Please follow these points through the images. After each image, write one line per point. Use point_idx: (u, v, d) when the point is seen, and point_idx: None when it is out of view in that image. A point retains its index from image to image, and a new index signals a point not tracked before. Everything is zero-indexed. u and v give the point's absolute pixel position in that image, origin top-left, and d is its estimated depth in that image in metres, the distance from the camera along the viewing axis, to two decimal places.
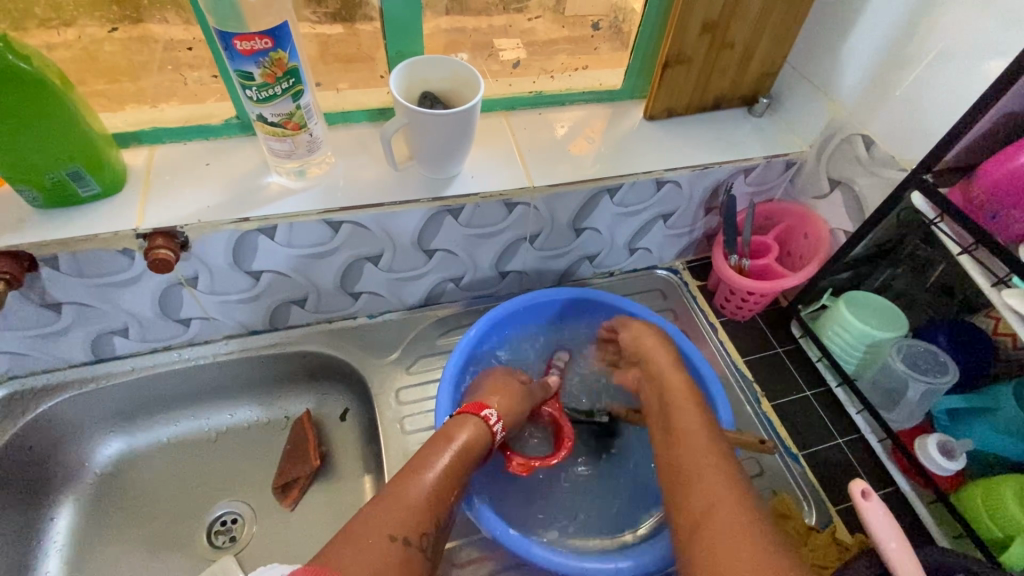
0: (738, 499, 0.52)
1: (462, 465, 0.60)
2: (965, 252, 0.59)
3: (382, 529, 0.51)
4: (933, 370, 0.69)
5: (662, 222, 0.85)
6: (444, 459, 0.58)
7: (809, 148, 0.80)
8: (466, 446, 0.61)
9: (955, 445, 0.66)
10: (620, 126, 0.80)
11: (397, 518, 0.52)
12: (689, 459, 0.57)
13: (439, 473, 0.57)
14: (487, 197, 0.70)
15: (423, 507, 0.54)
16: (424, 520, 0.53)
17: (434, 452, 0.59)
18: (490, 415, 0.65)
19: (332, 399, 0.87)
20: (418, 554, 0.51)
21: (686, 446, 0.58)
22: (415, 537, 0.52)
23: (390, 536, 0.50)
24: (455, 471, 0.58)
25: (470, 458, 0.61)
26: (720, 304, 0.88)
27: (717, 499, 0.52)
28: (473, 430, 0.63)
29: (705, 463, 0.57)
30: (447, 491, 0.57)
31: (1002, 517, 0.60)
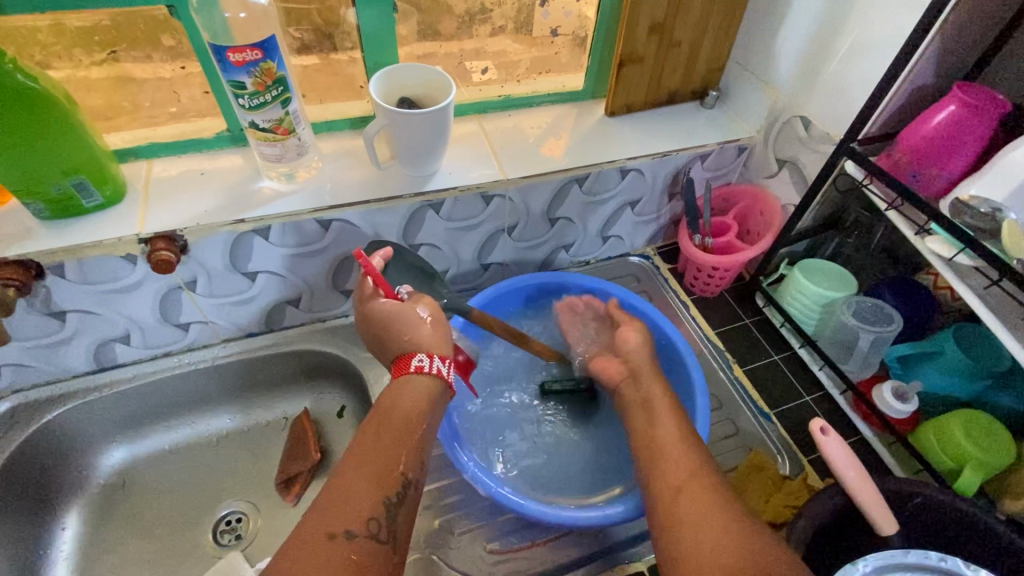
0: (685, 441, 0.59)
1: (406, 436, 0.58)
2: (891, 208, 0.66)
3: (326, 529, 0.50)
4: (880, 321, 0.74)
5: (630, 210, 0.91)
6: (384, 445, 0.57)
7: (756, 133, 0.88)
8: (404, 413, 0.59)
9: (907, 388, 0.72)
10: (585, 123, 0.87)
11: (340, 516, 0.51)
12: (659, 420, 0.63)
13: (383, 459, 0.55)
14: (465, 190, 0.75)
15: (370, 491, 0.53)
16: (369, 505, 0.52)
17: (374, 435, 0.57)
18: (422, 362, 0.63)
19: (328, 397, 0.91)
20: (376, 544, 0.51)
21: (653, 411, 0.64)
22: (359, 527, 0.50)
23: (329, 533, 0.49)
24: (395, 444, 0.57)
25: (412, 421, 0.59)
26: (689, 283, 0.95)
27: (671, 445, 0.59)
28: (412, 396, 0.61)
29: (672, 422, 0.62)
30: (391, 465, 0.55)
31: (954, 449, 0.66)
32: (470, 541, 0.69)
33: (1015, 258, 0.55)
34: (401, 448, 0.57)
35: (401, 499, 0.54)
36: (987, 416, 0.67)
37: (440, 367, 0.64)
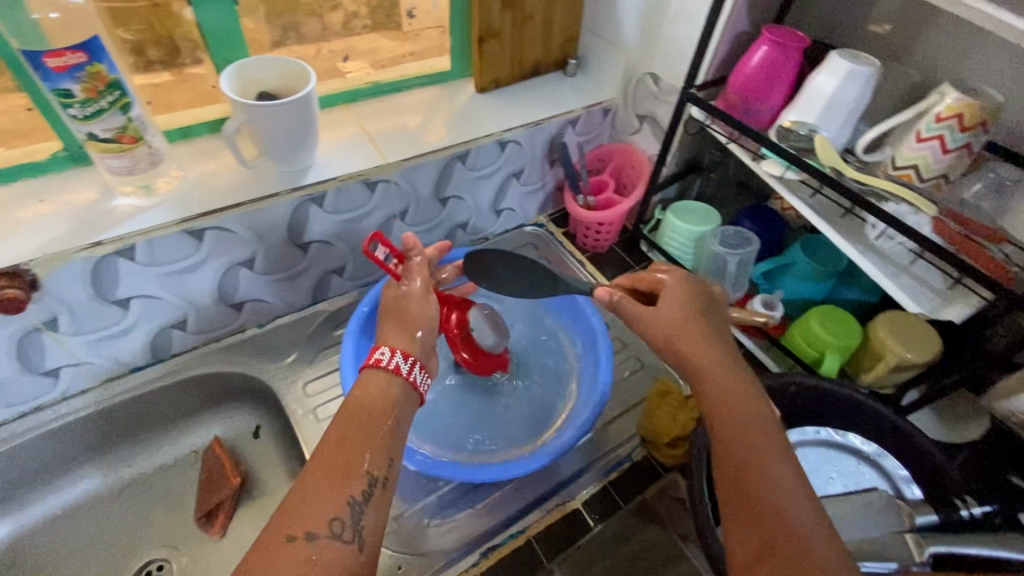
0: (767, 442, 0.48)
1: (374, 432, 0.50)
2: (732, 141, 0.75)
3: (283, 535, 0.43)
4: (741, 243, 0.84)
5: (516, 181, 0.95)
6: (349, 435, 0.49)
7: (616, 94, 0.95)
8: (372, 408, 0.51)
9: (774, 299, 0.83)
10: (457, 102, 0.89)
11: (299, 516, 0.44)
12: (739, 416, 0.50)
13: (349, 461, 0.47)
14: (345, 180, 0.74)
15: (331, 490, 0.45)
16: (333, 504, 0.45)
17: (343, 431, 0.49)
18: (382, 356, 0.55)
19: (240, 419, 0.87)
20: (345, 545, 0.44)
21: (722, 405, 0.51)
22: (322, 528, 0.44)
23: (289, 535, 0.43)
24: (367, 441, 0.49)
25: (379, 417, 0.51)
26: (582, 242, 1.01)
27: (746, 448, 0.48)
28: (376, 388, 0.53)
29: (751, 417, 0.50)
30: (355, 464, 0.47)
31: (814, 341, 0.77)
32: (410, 522, 0.69)
33: (829, 166, 0.64)
34: (371, 444, 0.49)
35: (369, 498, 0.47)
36: (836, 308, 0.79)
37: (402, 364, 0.55)
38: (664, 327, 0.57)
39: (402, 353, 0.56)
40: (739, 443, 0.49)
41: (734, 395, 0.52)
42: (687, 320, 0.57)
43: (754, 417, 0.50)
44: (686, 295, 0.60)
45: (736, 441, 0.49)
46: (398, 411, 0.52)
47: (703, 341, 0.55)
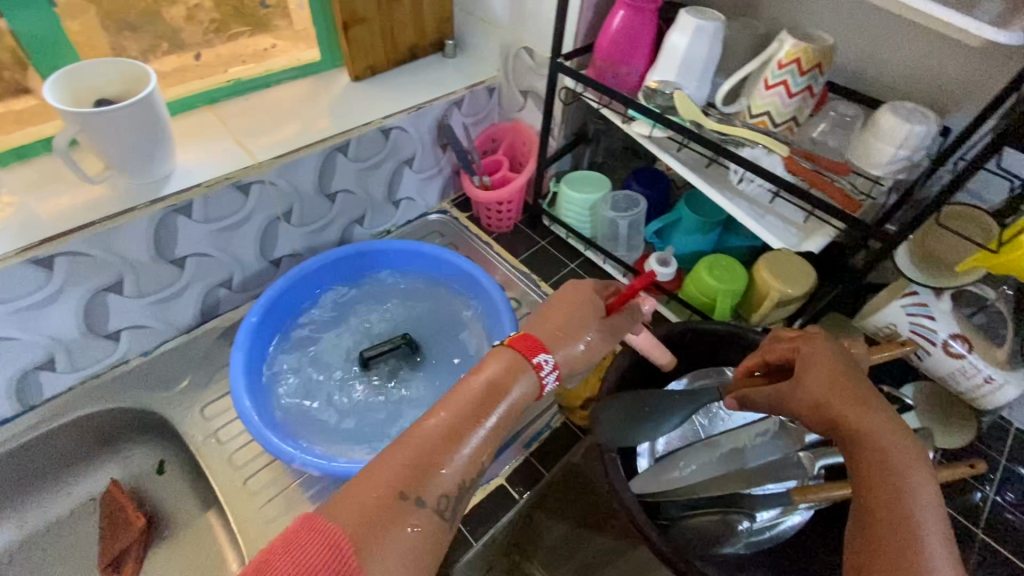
0: (923, 505, 0.40)
1: (491, 412, 0.45)
2: (604, 106, 0.76)
3: (380, 496, 0.40)
4: (629, 206, 0.87)
5: (409, 168, 0.92)
6: (453, 406, 0.45)
7: (498, 72, 0.94)
8: (489, 387, 0.46)
9: (667, 254, 0.86)
10: (331, 93, 0.85)
11: (388, 475, 0.41)
12: (883, 467, 0.42)
13: (460, 430, 0.44)
14: (211, 185, 0.69)
15: (433, 450, 0.42)
16: (446, 478, 0.42)
17: (472, 406, 0.45)
18: (543, 361, 0.49)
19: (141, 457, 0.81)
20: (432, 520, 0.40)
21: (873, 459, 0.42)
22: (430, 497, 0.41)
23: (401, 492, 0.40)
24: (486, 420, 0.45)
25: (497, 401, 0.46)
26: (486, 224, 1.01)
27: (891, 501, 0.40)
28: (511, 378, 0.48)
29: (906, 471, 0.41)
30: (460, 432, 0.43)
31: (706, 289, 0.81)
32: None
33: (689, 121, 0.68)
34: (492, 431, 0.45)
35: (468, 485, 0.43)
36: (721, 255, 0.83)
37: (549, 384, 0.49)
38: (810, 389, 0.46)
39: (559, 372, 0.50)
40: (880, 489, 0.41)
41: (912, 472, 0.41)
42: (843, 388, 0.45)
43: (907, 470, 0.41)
44: (833, 353, 0.48)
45: (881, 492, 0.41)
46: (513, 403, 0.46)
47: (836, 384, 0.45)
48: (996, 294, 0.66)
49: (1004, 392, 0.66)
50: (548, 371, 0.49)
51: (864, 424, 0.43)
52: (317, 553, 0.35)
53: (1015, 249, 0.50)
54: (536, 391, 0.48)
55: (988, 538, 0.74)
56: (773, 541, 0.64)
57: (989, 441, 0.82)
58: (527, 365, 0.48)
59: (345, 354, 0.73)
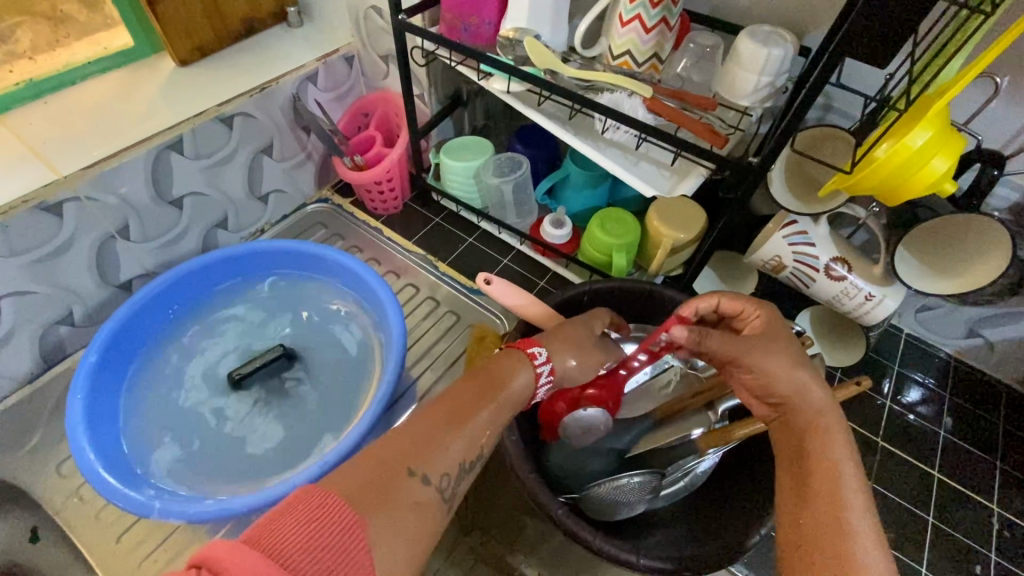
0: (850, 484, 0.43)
1: (494, 399, 0.47)
2: (458, 64, 0.69)
3: (393, 469, 0.41)
4: (514, 169, 0.82)
5: (268, 158, 0.82)
6: (457, 397, 0.47)
7: (352, 38, 0.85)
8: (501, 384, 0.49)
9: (559, 215, 0.82)
10: (153, 83, 0.74)
11: (393, 452, 0.42)
12: (817, 446, 0.45)
13: (464, 413, 0.46)
14: (8, 211, 0.59)
15: (438, 434, 0.44)
16: (449, 461, 0.43)
17: (480, 389, 0.48)
18: (541, 359, 0.52)
19: (6, 530, 0.71)
20: (434, 498, 0.41)
21: (811, 443, 0.45)
22: (435, 476, 0.42)
23: (409, 470, 0.41)
24: (499, 408, 0.47)
25: (491, 388, 0.48)
26: (372, 208, 0.93)
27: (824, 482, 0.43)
28: (516, 374, 0.50)
29: (836, 450, 0.45)
30: (466, 416, 0.46)
31: (600, 246, 0.78)
32: None
33: (544, 70, 0.62)
34: (495, 420, 0.47)
35: (468, 465, 0.44)
36: (613, 209, 0.80)
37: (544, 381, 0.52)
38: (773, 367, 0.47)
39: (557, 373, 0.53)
40: (817, 472, 0.44)
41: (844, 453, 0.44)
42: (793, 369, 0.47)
43: (829, 433, 0.45)
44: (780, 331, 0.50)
45: (819, 473, 0.44)
46: (514, 391, 0.49)
47: (784, 357, 0.47)
48: (866, 215, 0.63)
49: (884, 306, 0.67)
50: (544, 368, 0.52)
51: (801, 395, 0.47)
52: (326, 524, 0.35)
53: (867, 165, 0.48)
54: (533, 385, 0.51)
55: (888, 444, 0.78)
56: (690, 489, 0.63)
57: (884, 350, 0.85)
58: (525, 358, 0.52)
59: (215, 376, 0.66)
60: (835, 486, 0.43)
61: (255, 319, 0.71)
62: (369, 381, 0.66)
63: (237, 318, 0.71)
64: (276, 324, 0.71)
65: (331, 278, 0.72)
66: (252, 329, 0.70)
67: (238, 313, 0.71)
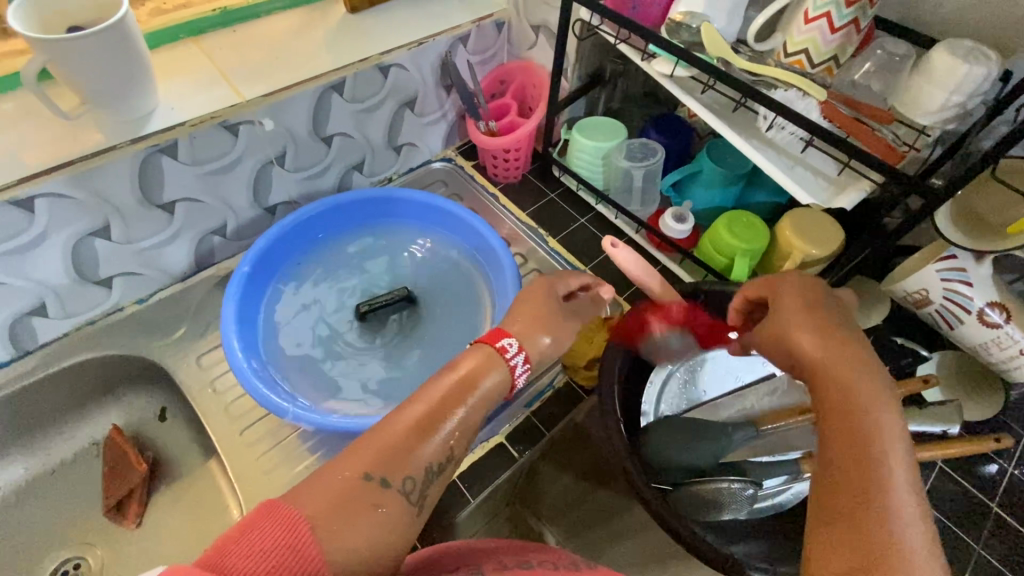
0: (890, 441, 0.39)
1: (458, 401, 0.44)
2: (620, 41, 0.69)
3: (351, 471, 0.39)
4: (648, 156, 0.81)
5: (410, 111, 0.86)
6: (426, 405, 0.43)
7: (508, 4, 0.86)
8: (463, 379, 0.45)
9: (684, 210, 0.80)
10: (327, 25, 0.78)
11: (359, 456, 0.40)
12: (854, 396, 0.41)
13: (433, 420, 0.43)
14: (197, 123, 0.65)
15: (391, 445, 0.41)
16: (414, 464, 0.41)
17: (446, 395, 0.44)
18: (506, 344, 0.50)
19: (143, 403, 0.81)
20: (399, 504, 0.39)
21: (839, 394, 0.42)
22: (393, 479, 0.40)
23: (364, 475, 0.39)
24: (469, 413, 0.44)
25: (465, 390, 0.45)
26: (493, 174, 0.95)
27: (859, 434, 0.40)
28: (491, 378, 0.47)
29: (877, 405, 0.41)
30: (429, 425, 0.43)
31: (723, 247, 0.76)
32: None
33: (717, 58, 0.61)
34: (465, 421, 0.44)
35: (439, 470, 0.42)
36: (743, 213, 0.77)
37: (519, 368, 0.49)
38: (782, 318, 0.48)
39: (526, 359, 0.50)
40: (850, 426, 0.40)
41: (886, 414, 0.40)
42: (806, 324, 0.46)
43: (884, 424, 0.40)
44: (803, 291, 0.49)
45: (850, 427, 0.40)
46: (485, 395, 0.46)
47: (801, 316, 0.47)
48: None
49: None
50: (512, 353, 0.49)
51: (822, 359, 0.44)
52: (276, 525, 0.34)
53: None
54: (507, 378, 0.48)
55: (1001, 512, 0.72)
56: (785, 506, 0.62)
57: None
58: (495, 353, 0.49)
59: (338, 307, 0.71)
60: (885, 485, 0.37)
61: (379, 260, 0.76)
62: (481, 314, 0.71)
63: (363, 257, 0.75)
64: (397, 268, 0.75)
65: (454, 232, 0.75)
66: (375, 269, 0.75)
67: (364, 253, 0.76)
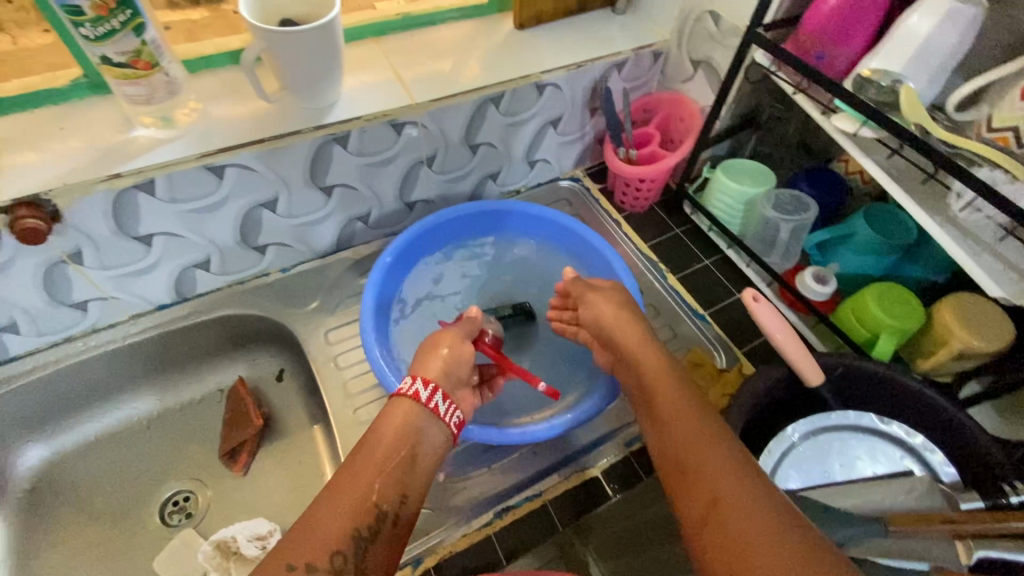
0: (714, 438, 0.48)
1: (383, 468, 0.49)
2: (798, 91, 0.66)
3: (286, 554, 0.42)
4: (798, 210, 0.77)
5: (553, 129, 0.88)
6: (358, 480, 0.48)
7: (670, 35, 0.85)
8: (390, 441, 0.51)
9: (826, 272, 0.76)
10: (494, 38, 0.81)
11: (304, 543, 0.43)
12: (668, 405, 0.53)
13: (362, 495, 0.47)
14: (370, 120, 0.69)
15: (336, 526, 0.44)
16: (339, 536, 0.44)
17: (371, 466, 0.49)
18: (404, 386, 0.57)
19: (265, 361, 0.87)
20: None
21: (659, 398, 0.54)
22: (323, 560, 0.43)
23: (289, 564, 0.42)
24: (396, 476, 0.50)
25: (398, 446, 0.51)
26: (620, 200, 0.94)
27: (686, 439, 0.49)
28: (425, 442, 0.53)
29: (693, 421, 0.50)
30: (366, 496, 0.47)
31: (867, 319, 0.70)
32: None
33: (913, 124, 0.57)
34: (391, 483, 0.49)
35: (371, 536, 0.46)
36: (897, 287, 0.71)
37: (439, 404, 0.56)
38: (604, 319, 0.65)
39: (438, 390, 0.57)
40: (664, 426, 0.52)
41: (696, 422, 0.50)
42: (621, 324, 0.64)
43: (698, 430, 0.49)
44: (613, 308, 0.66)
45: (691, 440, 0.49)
46: (421, 449, 0.53)
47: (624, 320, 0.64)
48: None
49: None
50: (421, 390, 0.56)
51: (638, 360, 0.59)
52: None
53: None
54: (437, 437, 0.55)
55: None
56: None
57: None
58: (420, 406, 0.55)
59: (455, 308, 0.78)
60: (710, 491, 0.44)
61: (499, 272, 0.82)
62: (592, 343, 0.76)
63: (483, 265, 0.82)
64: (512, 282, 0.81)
65: (575, 259, 0.81)
66: (494, 281, 0.82)
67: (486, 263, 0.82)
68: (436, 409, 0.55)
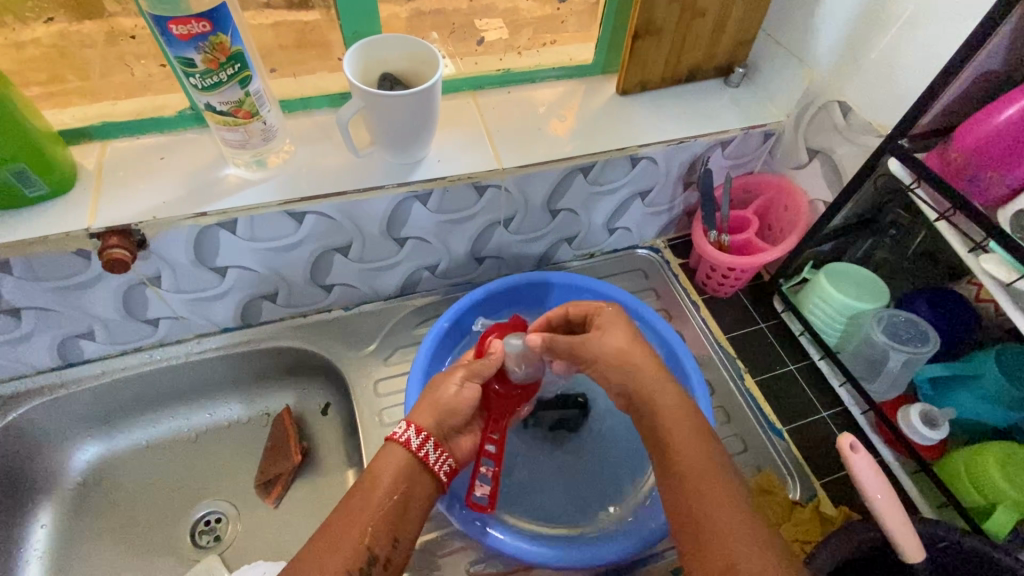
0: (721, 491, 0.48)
1: (377, 515, 0.52)
2: (942, 218, 0.58)
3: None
4: (915, 339, 0.68)
5: (641, 201, 0.82)
6: (355, 529, 0.50)
7: (786, 118, 0.78)
8: (387, 488, 0.54)
9: (937, 414, 0.66)
10: (594, 103, 0.77)
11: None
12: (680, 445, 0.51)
13: (353, 535, 0.50)
14: (454, 181, 0.67)
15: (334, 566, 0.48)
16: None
17: (364, 504, 0.52)
18: (398, 430, 0.58)
19: (313, 394, 0.87)
20: None
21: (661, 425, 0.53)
22: None
23: None
24: (389, 523, 0.52)
25: (396, 489, 0.54)
26: (702, 282, 0.87)
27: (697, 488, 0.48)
28: (419, 489, 0.56)
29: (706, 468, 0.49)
30: (359, 541, 0.50)
31: (985, 484, 0.60)
32: (454, 562, 0.65)
33: None
34: (383, 527, 0.52)
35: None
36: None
37: (430, 453, 0.57)
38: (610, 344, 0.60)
39: (434, 440, 0.58)
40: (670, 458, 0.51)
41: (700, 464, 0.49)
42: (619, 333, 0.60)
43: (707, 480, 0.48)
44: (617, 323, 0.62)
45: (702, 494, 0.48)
46: (414, 501, 0.55)
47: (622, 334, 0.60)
48: None
49: None
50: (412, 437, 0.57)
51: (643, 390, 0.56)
52: None
53: None
54: (430, 484, 0.57)
55: None
56: None
57: None
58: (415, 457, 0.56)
59: None
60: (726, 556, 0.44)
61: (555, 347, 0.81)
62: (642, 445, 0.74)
63: None
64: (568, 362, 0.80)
65: None
66: None
67: None
68: (426, 458, 0.57)
